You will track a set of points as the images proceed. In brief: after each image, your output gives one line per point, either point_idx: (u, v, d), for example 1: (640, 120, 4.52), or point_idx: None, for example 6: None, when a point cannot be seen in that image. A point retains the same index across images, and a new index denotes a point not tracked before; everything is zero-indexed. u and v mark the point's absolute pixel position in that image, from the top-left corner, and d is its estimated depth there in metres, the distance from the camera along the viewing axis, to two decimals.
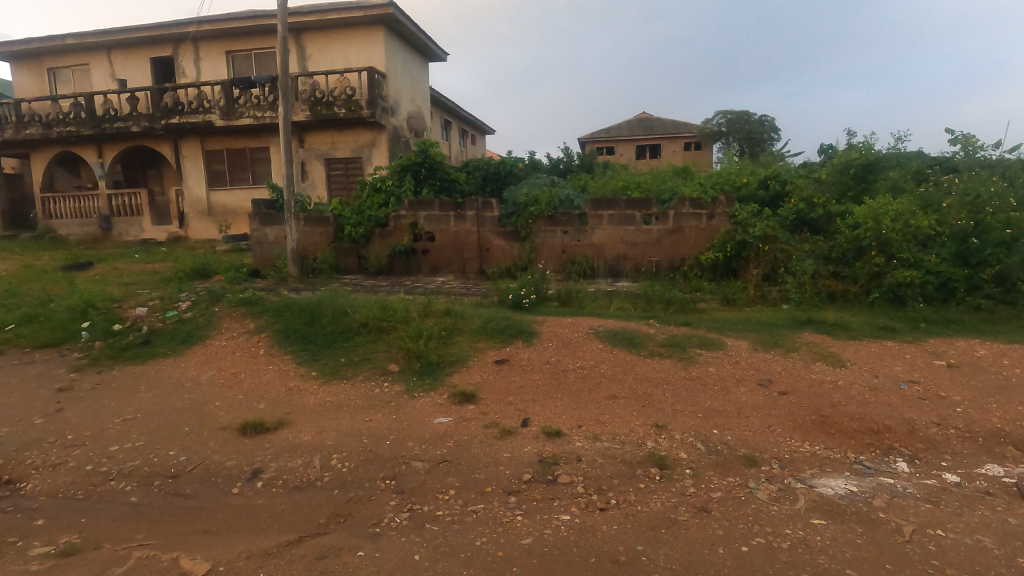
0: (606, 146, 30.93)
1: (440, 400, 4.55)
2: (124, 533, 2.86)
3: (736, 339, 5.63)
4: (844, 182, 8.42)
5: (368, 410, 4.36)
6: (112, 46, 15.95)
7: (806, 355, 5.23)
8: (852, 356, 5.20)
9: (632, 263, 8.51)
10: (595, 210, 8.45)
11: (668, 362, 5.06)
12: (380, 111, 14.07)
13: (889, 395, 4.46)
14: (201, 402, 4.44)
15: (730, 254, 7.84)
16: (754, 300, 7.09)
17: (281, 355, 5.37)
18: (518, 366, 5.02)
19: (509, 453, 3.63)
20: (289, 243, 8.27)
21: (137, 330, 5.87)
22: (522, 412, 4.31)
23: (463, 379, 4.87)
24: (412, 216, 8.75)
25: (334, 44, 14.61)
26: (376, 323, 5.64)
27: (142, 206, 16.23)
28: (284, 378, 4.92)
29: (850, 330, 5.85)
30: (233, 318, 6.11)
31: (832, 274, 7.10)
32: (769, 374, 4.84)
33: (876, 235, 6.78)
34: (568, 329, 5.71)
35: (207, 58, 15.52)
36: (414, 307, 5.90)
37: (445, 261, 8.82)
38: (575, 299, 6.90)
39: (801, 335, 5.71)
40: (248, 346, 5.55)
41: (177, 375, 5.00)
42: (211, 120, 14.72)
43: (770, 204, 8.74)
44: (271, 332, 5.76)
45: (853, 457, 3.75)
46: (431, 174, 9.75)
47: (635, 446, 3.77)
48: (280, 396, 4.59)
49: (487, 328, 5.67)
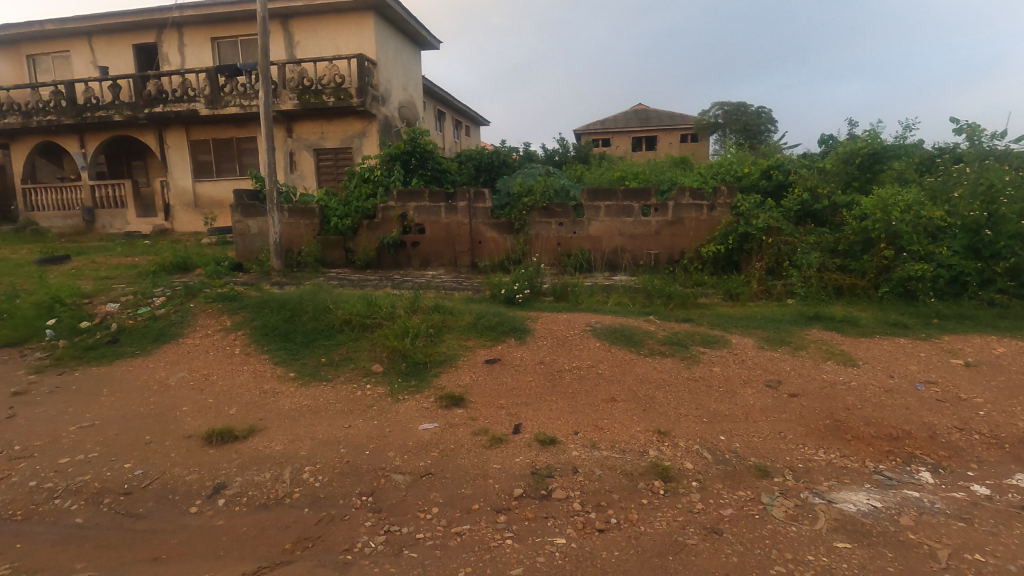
0: (602, 138, 30.54)
1: (426, 403, 4.24)
2: (62, 562, 2.53)
3: (740, 336, 5.34)
4: (849, 172, 8.18)
5: (349, 416, 4.05)
6: (93, 33, 15.46)
7: (816, 353, 4.93)
8: (864, 354, 4.91)
9: (630, 257, 8.22)
10: (591, 201, 8.12)
11: (669, 362, 4.75)
12: (370, 100, 13.68)
13: (905, 397, 4.18)
14: (166, 408, 4.10)
15: (731, 246, 7.51)
16: (758, 295, 6.72)
17: (257, 355, 5.03)
18: (510, 366, 4.71)
19: (499, 464, 3.33)
20: (272, 235, 7.90)
21: (105, 328, 5.54)
22: (514, 416, 4.00)
23: (451, 381, 4.56)
24: (401, 207, 8.39)
25: (323, 31, 14.18)
26: (359, 321, 5.31)
27: (126, 197, 15.79)
28: (258, 380, 4.58)
29: (859, 326, 5.56)
30: (208, 314, 5.77)
31: (839, 267, 6.80)
32: (778, 374, 4.54)
33: (885, 228, 6.48)
34: (563, 326, 5.39)
35: (191, 44, 15.04)
36: (400, 303, 5.59)
37: (436, 255, 8.48)
38: (571, 294, 6.59)
39: (808, 332, 5.41)
40: (223, 345, 5.21)
41: (144, 376, 4.65)
42: (195, 109, 14.26)
43: (773, 194, 8.45)
44: (248, 329, 5.44)
45: (872, 466, 3.45)
46: (421, 164, 9.37)
47: (637, 455, 3.48)
48: (252, 400, 4.26)
49: (477, 325, 5.35)
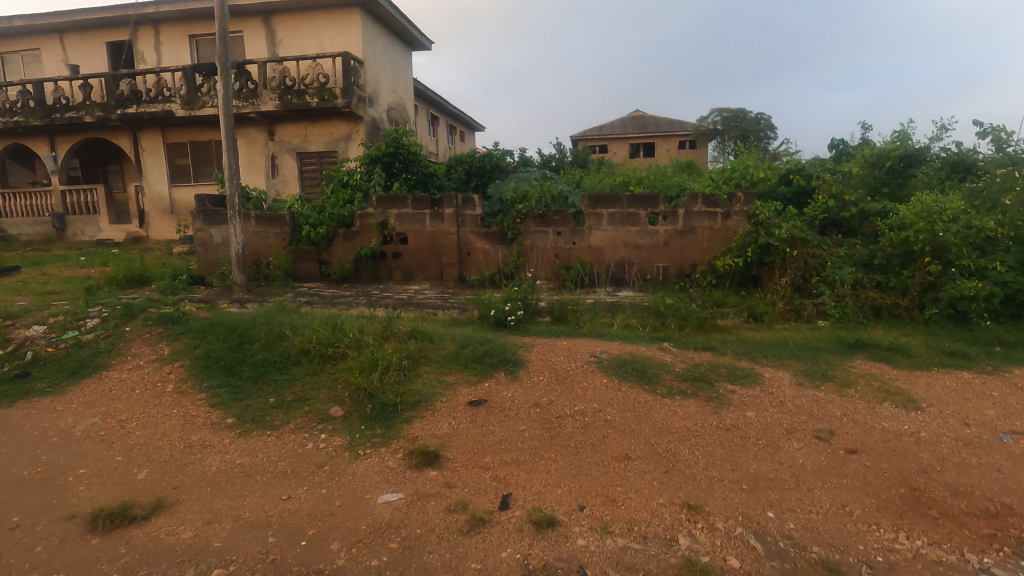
0: (600, 145, 29.77)
1: (392, 462, 3.37)
2: None
3: (774, 368, 4.50)
4: (876, 177, 7.37)
5: (290, 481, 3.17)
6: (65, 30, 14.62)
7: (867, 393, 4.09)
8: (926, 394, 4.07)
9: (637, 271, 7.39)
10: (593, 208, 7.30)
11: (692, 404, 3.90)
12: (356, 100, 12.86)
13: (992, 455, 3.34)
14: (58, 470, 3.22)
15: (750, 260, 6.67)
16: (785, 316, 5.85)
17: (194, 393, 4.15)
18: (499, 410, 3.85)
19: (479, 564, 2.50)
20: (234, 246, 7.03)
21: (19, 358, 4.65)
22: (502, 483, 3.14)
23: (425, 430, 3.70)
24: (381, 214, 7.54)
25: (307, 29, 13.39)
26: (320, 351, 4.46)
27: (99, 204, 14.92)
28: (186, 428, 3.70)
29: (912, 355, 4.73)
30: (145, 341, 4.89)
31: (876, 285, 5.96)
32: (828, 423, 3.68)
33: (929, 240, 5.65)
34: (562, 357, 4.53)
35: (168, 42, 14.21)
36: (371, 328, 4.74)
37: (420, 267, 7.63)
38: (571, 316, 5.72)
39: (853, 363, 4.58)
40: (154, 380, 4.33)
41: (46, 423, 3.78)
42: (171, 110, 13.41)
43: (794, 201, 7.65)
44: (188, 359, 4.57)
45: (975, 561, 2.61)
46: (406, 167, 8.54)
47: (663, 547, 2.65)
48: (172, 458, 3.37)
49: (460, 355, 4.50)
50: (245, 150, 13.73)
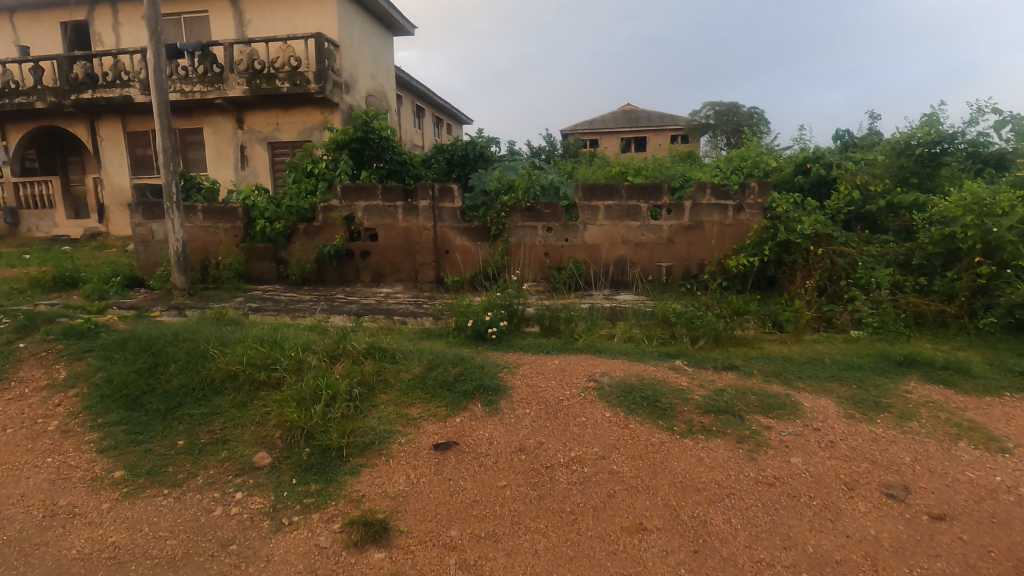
0: (589, 139, 28.96)
1: (325, 537, 2.48)
2: None
3: (814, 394, 3.66)
4: (903, 166, 6.56)
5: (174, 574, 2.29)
6: (15, 8, 13.42)
7: (937, 429, 3.25)
8: (1010, 430, 3.25)
9: (639, 271, 6.55)
10: (588, 200, 6.48)
11: (720, 447, 3.03)
12: (331, 85, 11.85)
13: None
14: None
15: (767, 259, 5.83)
16: (814, 326, 5.01)
17: (82, 433, 3.25)
18: (473, 458, 2.97)
19: None
20: (174, 243, 6.08)
21: None
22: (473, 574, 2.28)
23: (374, 486, 2.80)
24: (346, 207, 6.62)
25: (277, 8, 12.36)
26: (249, 375, 3.56)
27: (54, 197, 13.79)
28: (55, 488, 2.81)
29: (976, 376, 3.91)
30: (39, 362, 3.94)
31: (917, 289, 5.13)
32: (899, 474, 2.84)
33: (979, 236, 4.84)
34: (555, 382, 3.64)
35: (128, 22, 13.06)
36: (317, 344, 3.83)
37: (391, 267, 6.73)
38: (564, 326, 4.82)
39: (907, 387, 3.75)
40: (33, 417, 3.39)
41: None
42: (129, 95, 12.30)
43: (812, 192, 6.81)
44: (86, 387, 3.64)
45: None
46: (377, 154, 7.63)
47: None
48: (20, 539, 2.48)
49: (425, 380, 3.61)
50: (211, 140, 12.69)
